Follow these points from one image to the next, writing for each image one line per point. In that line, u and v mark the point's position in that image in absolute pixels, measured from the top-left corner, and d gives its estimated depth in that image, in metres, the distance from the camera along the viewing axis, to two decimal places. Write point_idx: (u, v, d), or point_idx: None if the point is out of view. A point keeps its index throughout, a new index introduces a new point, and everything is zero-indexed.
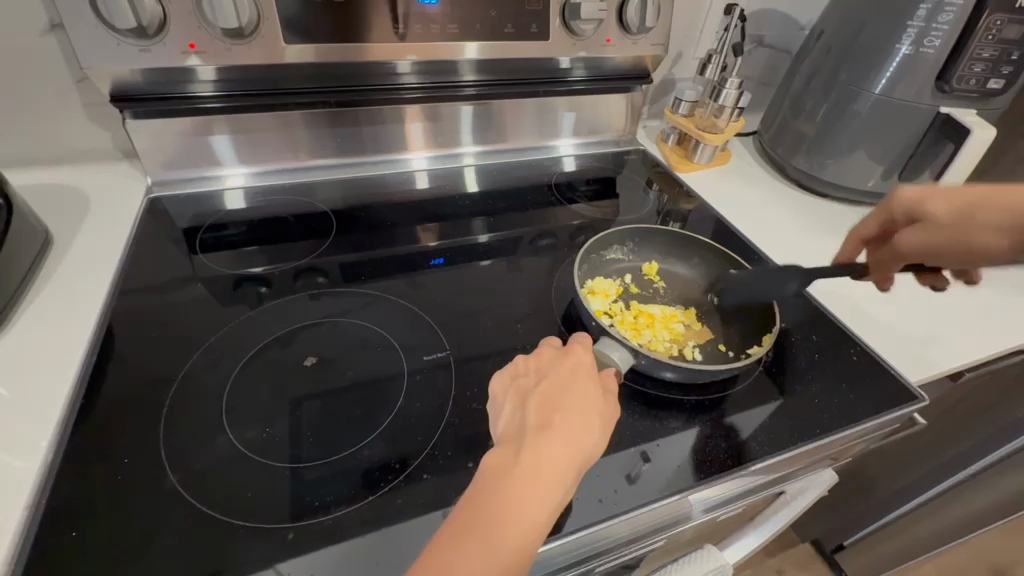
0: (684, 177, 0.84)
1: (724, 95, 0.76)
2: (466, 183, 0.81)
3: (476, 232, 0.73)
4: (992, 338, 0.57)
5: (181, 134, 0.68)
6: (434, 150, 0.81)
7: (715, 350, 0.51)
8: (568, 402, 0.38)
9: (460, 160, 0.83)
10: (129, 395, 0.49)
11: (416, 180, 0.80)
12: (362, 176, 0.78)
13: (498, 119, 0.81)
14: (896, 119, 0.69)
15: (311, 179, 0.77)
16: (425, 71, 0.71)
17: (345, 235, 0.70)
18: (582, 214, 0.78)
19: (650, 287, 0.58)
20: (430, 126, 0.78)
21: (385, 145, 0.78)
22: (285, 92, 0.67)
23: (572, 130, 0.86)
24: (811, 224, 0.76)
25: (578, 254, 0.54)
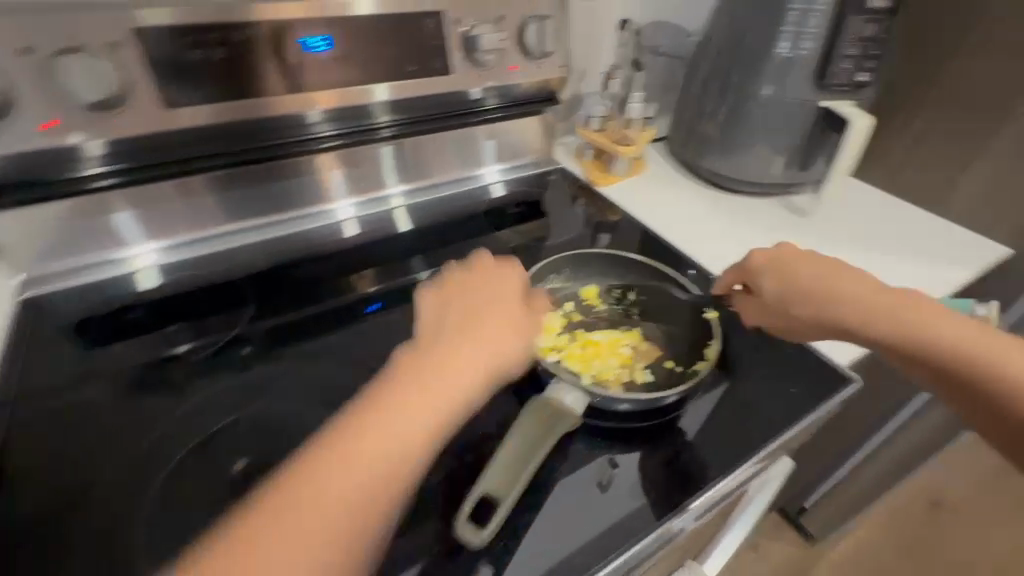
0: (606, 189, 0.85)
1: (632, 108, 0.80)
2: (397, 223, 0.77)
3: (417, 270, 0.70)
4: None
5: (68, 216, 0.60)
6: (359, 195, 0.77)
7: (664, 367, 0.51)
8: (489, 312, 0.45)
9: (387, 202, 0.79)
10: (22, 540, 0.41)
11: (344, 228, 0.75)
12: (288, 233, 0.73)
13: (418, 154, 0.78)
14: (787, 115, 0.75)
15: (233, 243, 0.70)
16: (339, 117, 0.67)
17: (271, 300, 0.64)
18: (515, 240, 0.77)
19: (592, 311, 0.58)
20: (351, 172, 0.75)
21: (306, 196, 0.73)
22: (187, 157, 0.60)
23: (494, 156, 0.85)
24: (731, 220, 0.79)
25: (514, 295, 0.52)
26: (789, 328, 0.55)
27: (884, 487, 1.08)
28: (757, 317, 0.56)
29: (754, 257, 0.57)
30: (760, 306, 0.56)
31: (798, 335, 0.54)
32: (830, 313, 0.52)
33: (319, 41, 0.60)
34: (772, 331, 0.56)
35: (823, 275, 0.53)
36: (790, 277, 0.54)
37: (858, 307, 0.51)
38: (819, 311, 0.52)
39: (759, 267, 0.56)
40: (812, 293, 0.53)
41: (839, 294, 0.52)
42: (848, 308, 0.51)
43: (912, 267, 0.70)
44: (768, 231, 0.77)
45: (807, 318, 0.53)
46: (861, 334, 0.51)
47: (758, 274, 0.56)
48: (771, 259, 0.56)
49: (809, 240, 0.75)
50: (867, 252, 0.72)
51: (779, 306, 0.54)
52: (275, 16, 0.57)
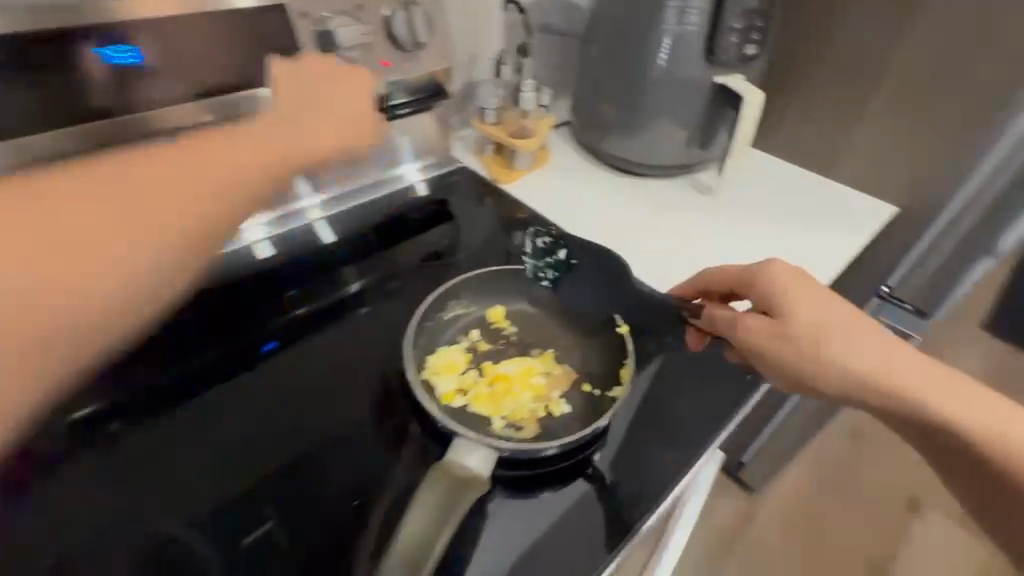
0: (511, 187, 0.79)
1: (525, 98, 0.75)
2: (321, 236, 0.69)
3: (349, 282, 0.65)
4: None
5: None
6: (269, 213, 0.68)
7: (581, 393, 0.47)
8: (329, 92, 0.53)
9: (303, 215, 0.70)
10: None
11: (258, 251, 0.66)
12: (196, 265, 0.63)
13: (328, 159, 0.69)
14: (683, 92, 0.72)
15: None
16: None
17: (192, 342, 0.56)
18: (416, 256, 0.70)
19: (500, 336, 0.52)
20: (255, 187, 0.65)
21: None
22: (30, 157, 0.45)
23: (409, 152, 0.76)
24: (640, 206, 0.76)
25: (404, 343, 0.45)
26: (801, 361, 0.46)
27: (809, 433, 1.14)
28: (766, 339, 0.47)
29: (777, 269, 0.49)
30: (776, 329, 0.47)
31: (810, 374, 0.46)
32: (849, 352, 0.46)
33: (124, 51, 0.48)
34: (771, 360, 0.48)
35: (848, 316, 0.47)
36: (813, 305, 0.47)
37: (881, 355, 0.45)
38: (846, 347, 0.46)
39: (781, 285, 0.48)
40: (836, 327, 0.46)
41: (869, 340, 0.46)
42: (879, 358, 0.45)
43: (811, 237, 0.72)
44: (676, 216, 0.75)
45: (826, 357, 0.46)
46: (885, 387, 0.45)
47: (771, 292, 0.49)
48: (792, 278, 0.49)
49: (716, 220, 0.74)
50: (770, 227, 0.73)
51: (806, 334, 0.46)
52: (54, 24, 0.44)
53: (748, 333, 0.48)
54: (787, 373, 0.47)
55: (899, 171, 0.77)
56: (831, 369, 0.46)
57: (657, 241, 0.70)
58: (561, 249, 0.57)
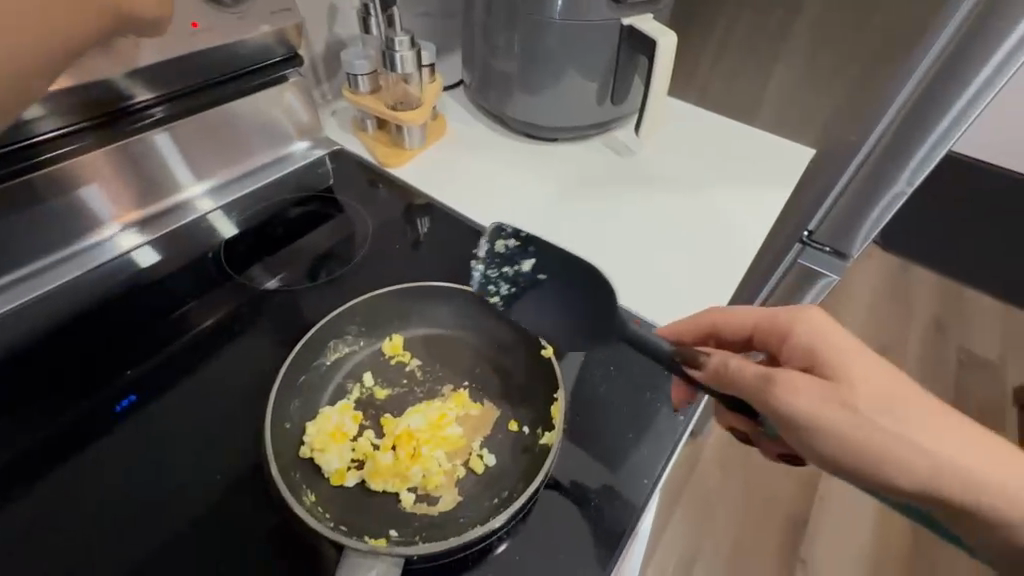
0: (401, 170, 0.66)
1: (400, 60, 0.59)
2: (219, 230, 0.60)
3: (261, 279, 0.56)
4: (731, 256, 0.59)
5: None
6: (143, 212, 0.57)
7: (507, 432, 0.40)
8: None
9: (191, 209, 0.60)
10: None
11: (140, 258, 0.56)
12: (67, 281, 0.53)
13: (201, 142, 0.59)
14: (589, 39, 0.61)
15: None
16: (76, 108, 0.49)
17: (81, 378, 0.48)
18: (291, 272, 0.56)
19: (401, 373, 0.44)
20: (117, 181, 0.54)
21: (69, 226, 0.53)
22: None
23: (297, 128, 0.66)
24: (554, 178, 0.67)
25: (263, 426, 0.36)
26: (829, 426, 0.35)
27: None
28: (809, 401, 0.35)
29: (812, 316, 0.39)
30: (807, 385, 0.36)
31: (863, 452, 0.34)
32: (893, 419, 0.35)
33: None
34: (807, 430, 0.35)
35: (904, 387, 0.36)
36: (853, 364, 0.36)
37: (952, 436, 0.34)
38: (909, 416, 0.35)
39: (814, 338, 0.38)
40: (887, 391, 0.35)
41: (936, 413, 0.35)
42: (952, 443, 0.34)
43: (736, 192, 0.66)
44: (596, 184, 0.66)
45: (885, 431, 0.34)
46: (962, 478, 0.33)
47: (813, 347, 0.38)
48: (831, 331, 0.38)
49: (640, 184, 0.67)
50: (694, 185, 0.67)
51: (864, 398, 0.35)
52: None
53: (790, 392, 0.36)
54: (825, 446, 0.35)
55: (819, 110, 0.72)
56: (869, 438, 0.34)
57: (579, 217, 0.62)
58: (526, 257, 0.48)
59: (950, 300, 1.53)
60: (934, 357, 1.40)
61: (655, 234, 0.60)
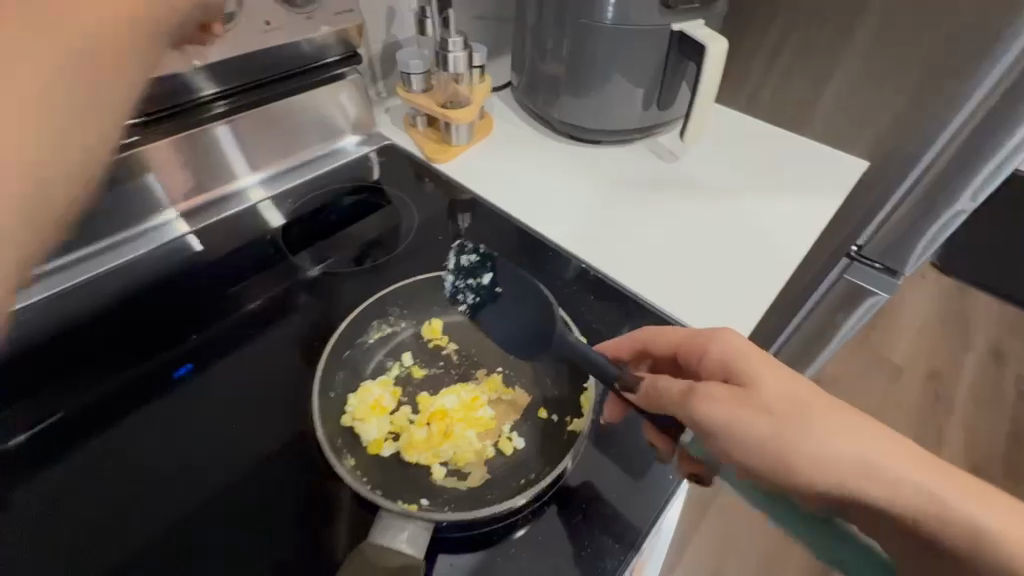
0: (448, 165, 0.69)
1: (453, 61, 0.61)
2: (268, 219, 0.63)
3: (304, 268, 0.58)
4: (772, 265, 0.58)
5: None
6: (201, 198, 0.62)
7: (536, 420, 0.41)
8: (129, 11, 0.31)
9: (245, 197, 0.64)
10: None
11: (193, 243, 0.60)
12: (127, 260, 0.58)
13: (259, 136, 0.63)
14: (636, 45, 0.62)
15: (56, 288, 0.54)
16: (150, 98, 0.54)
17: (138, 346, 0.51)
18: (341, 256, 0.60)
19: (439, 356, 0.46)
20: (181, 169, 0.59)
21: (133, 208, 0.57)
22: None
23: (348, 125, 0.70)
24: (595, 179, 0.68)
25: (312, 391, 0.39)
26: (744, 434, 0.35)
27: None
28: (727, 406, 0.36)
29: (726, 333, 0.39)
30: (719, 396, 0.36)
31: (775, 453, 0.35)
32: (803, 426, 0.34)
33: None
34: (723, 432, 0.36)
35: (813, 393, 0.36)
36: (764, 374, 0.37)
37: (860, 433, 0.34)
38: (820, 420, 0.35)
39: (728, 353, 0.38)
40: (797, 399, 0.35)
41: (846, 417, 0.35)
42: (866, 441, 0.34)
43: (781, 201, 0.66)
44: (635, 188, 0.67)
45: (795, 430, 0.35)
46: (875, 476, 0.32)
47: (728, 358, 0.38)
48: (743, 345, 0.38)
49: (682, 189, 0.67)
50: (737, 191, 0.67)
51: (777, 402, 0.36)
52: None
53: (703, 399, 0.36)
54: (741, 448, 0.35)
55: (873, 122, 0.70)
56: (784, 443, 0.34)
57: (616, 219, 0.62)
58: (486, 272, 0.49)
59: (1015, 329, 1.42)
60: (991, 388, 1.31)
61: (695, 239, 0.61)
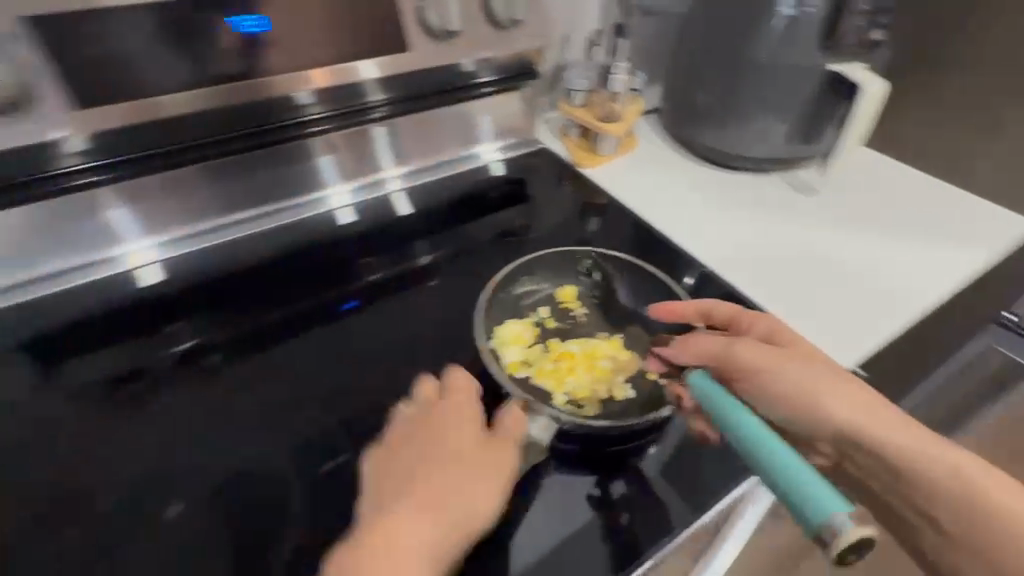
0: (592, 170, 0.78)
1: (616, 81, 0.72)
2: (398, 208, 0.74)
3: (419, 254, 0.68)
4: (900, 303, 0.59)
5: (60, 211, 0.58)
6: (356, 181, 0.74)
7: (647, 380, 0.49)
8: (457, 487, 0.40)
9: (386, 186, 0.75)
10: None
11: (339, 216, 0.72)
12: (286, 222, 0.70)
13: (410, 136, 0.74)
14: (789, 83, 0.67)
15: (227, 238, 0.67)
16: (328, 98, 0.65)
17: (288, 288, 0.63)
18: (493, 230, 0.72)
19: (568, 316, 0.55)
20: (343, 155, 0.71)
21: (300, 183, 0.70)
22: (188, 146, 0.59)
23: (490, 134, 0.80)
24: (727, 200, 0.73)
25: (479, 308, 0.50)
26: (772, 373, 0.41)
27: None
28: (774, 359, 0.41)
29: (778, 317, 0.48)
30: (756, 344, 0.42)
31: (806, 401, 0.39)
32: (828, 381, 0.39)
33: (250, 22, 0.56)
34: (764, 378, 0.41)
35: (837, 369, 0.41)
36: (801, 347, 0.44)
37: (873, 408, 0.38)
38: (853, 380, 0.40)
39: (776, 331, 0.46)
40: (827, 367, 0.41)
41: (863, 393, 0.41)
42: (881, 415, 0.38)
43: (920, 246, 0.65)
44: (765, 215, 0.71)
45: (831, 385, 0.39)
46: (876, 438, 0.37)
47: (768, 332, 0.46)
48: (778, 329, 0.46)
49: (814, 221, 0.69)
50: (870, 229, 0.68)
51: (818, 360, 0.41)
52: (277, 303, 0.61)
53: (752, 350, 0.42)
54: (774, 396, 0.40)
55: None
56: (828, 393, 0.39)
57: (741, 240, 0.67)
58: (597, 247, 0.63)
59: None
60: None
61: (819, 268, 0.63)
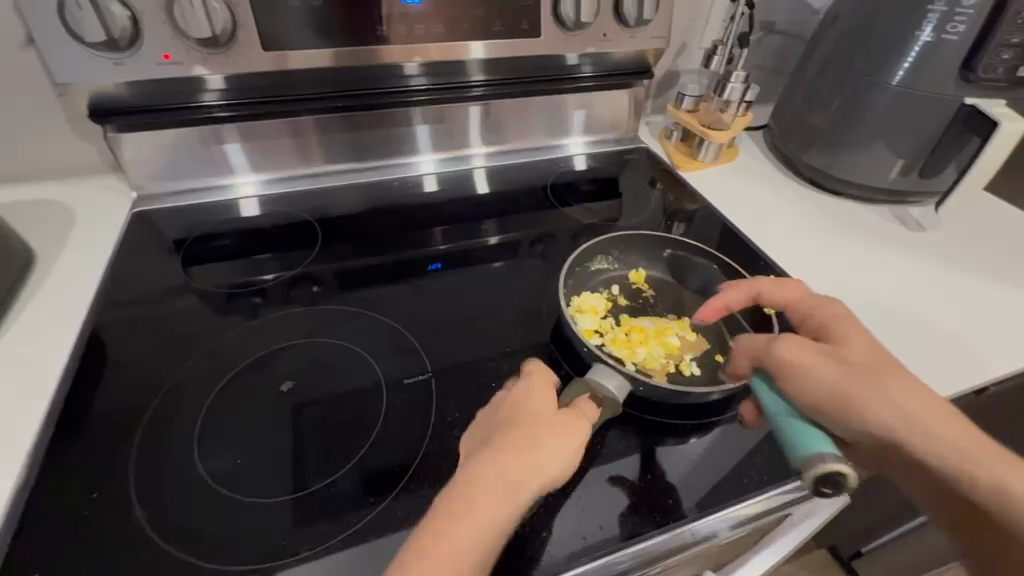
0: (690, 175, 0.80)
1: (730, 89, 0.72)
2: (477, 184, 0.79)
3: (487, 235, 0.72)
4: (1000, 353, 0.56)
5: (189, 143, 0.67)
6: (442, 153, 0.80)
7: (713, 360, 0.54)
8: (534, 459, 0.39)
9: (471, 161, 0.81)
10: (124, 404, 0.50)
11: (426, 183, 0.79)
12: (381, 179, 0.78)
13: (497, 119, 0.79)
14: (915, 112, 0.64)
15: (322, 186, 0.76)
16: (432, 71, 0.70)
17: (371, 240, 0.70)
18: (582, 215, 0.76)
19: (640, 296, 0.60)
20: (436, 128, 0.77)
21: (392, 147, 0.77)
22: (302, 97, 0.67)
23: (583, 127, 0.84)
24: (824, 222, 0.72)
25: (564, 275, 0.56)
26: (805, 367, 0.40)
27: None
28: (810, 355, 0.41)
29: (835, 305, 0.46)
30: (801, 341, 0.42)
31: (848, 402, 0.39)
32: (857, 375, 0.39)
33: None
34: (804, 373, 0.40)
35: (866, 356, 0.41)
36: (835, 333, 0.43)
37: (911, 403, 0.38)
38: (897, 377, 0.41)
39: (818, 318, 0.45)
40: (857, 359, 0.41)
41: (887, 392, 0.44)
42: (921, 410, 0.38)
43: None
44: (860, 240, 0.69)
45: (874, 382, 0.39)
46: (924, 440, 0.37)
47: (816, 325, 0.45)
48: (828, 316, 0.45)
49: (915, 257, 0.67)
50: (978, 275, 0.65)
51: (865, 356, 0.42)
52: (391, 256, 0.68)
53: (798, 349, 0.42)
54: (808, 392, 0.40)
55: None
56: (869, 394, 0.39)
57: (835, 261, 0.66)
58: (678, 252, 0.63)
59: None
60: None
61: (914, 303, 0.61)
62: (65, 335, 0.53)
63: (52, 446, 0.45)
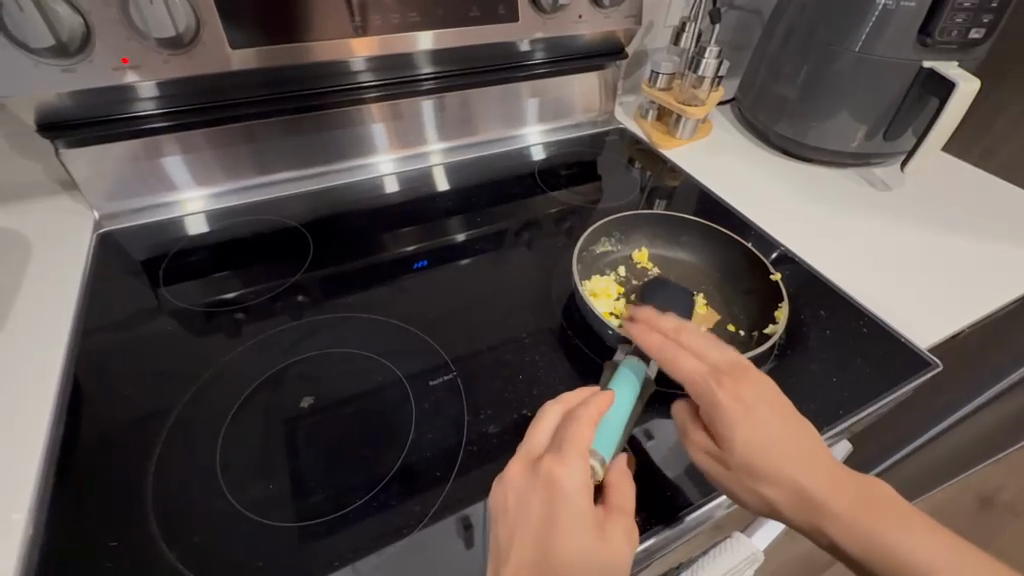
0: (669, 153, 0.82)
1: (704, 65, 0.73)
2: (436, 182, 0.77)
3: (453, 232, 0.70)
4: (976, 296, 0.61)
5: (125, 158, 0.61)
6: (399, 151, 0.76)
7: (726, 330, 0.57)
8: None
9: (427, 159, 0.78)
10: (118, 441, 0.46)
11: (386, 183, 0.76)
12: (335, 186, 0.74)
13: (464, 110, 0.77)
14: (879, 78, 0.68)
15: (277, 196, 0.72)
16: (380, 70, 0.68)
17: (359, 242, 0.68)
18: (569, 199, 0.76)
19: (646, 275, 0.62)
20: (392, 125, 0.74)
21: (356, 146, 0.73)
22: (233, 102, 0.62)
23: (536, 116, 0.82)
24: (801, 188, 0.75)
25: (576, 260, 0.56)
26: (721, 423, 0.41)
27: (932, 477, 1.02)
28: (722, 415, 0.41)
29: (749, 379, 0.43)
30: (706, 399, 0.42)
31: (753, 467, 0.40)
32: (757, 448, 0.40)
33: None
34: (727, 424, 0.41)
35: (773, 430, 0.41)
36: (754, 406, 0.41)
37: (802, 471, 0.40)
38: (760, 485, 0.40)
39: (736, 393, 0.42)
40: (761, 437, 0.40)
41: (809, 448, 0.41)
42: (811, 479, 0.40)
43: (994, 249, 0.67)
44: (834, 204, 0.73)
45: (776, 453, 0.40)
46: (811, 507, 0.39)
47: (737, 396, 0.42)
48: (741, 390, 0.42)
49: (887, 215, 0.71)
50: (944, 227, 0.70)
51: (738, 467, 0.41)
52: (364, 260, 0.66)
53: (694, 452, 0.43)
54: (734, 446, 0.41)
55: None
56: (769, 463, 0.40)
57: (813, 224, 0.69)
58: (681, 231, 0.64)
59: None
60: None
61: (893, 257, 0.65)
62: (46, 372, 0.49)
63: (49, 495, 0.41)
